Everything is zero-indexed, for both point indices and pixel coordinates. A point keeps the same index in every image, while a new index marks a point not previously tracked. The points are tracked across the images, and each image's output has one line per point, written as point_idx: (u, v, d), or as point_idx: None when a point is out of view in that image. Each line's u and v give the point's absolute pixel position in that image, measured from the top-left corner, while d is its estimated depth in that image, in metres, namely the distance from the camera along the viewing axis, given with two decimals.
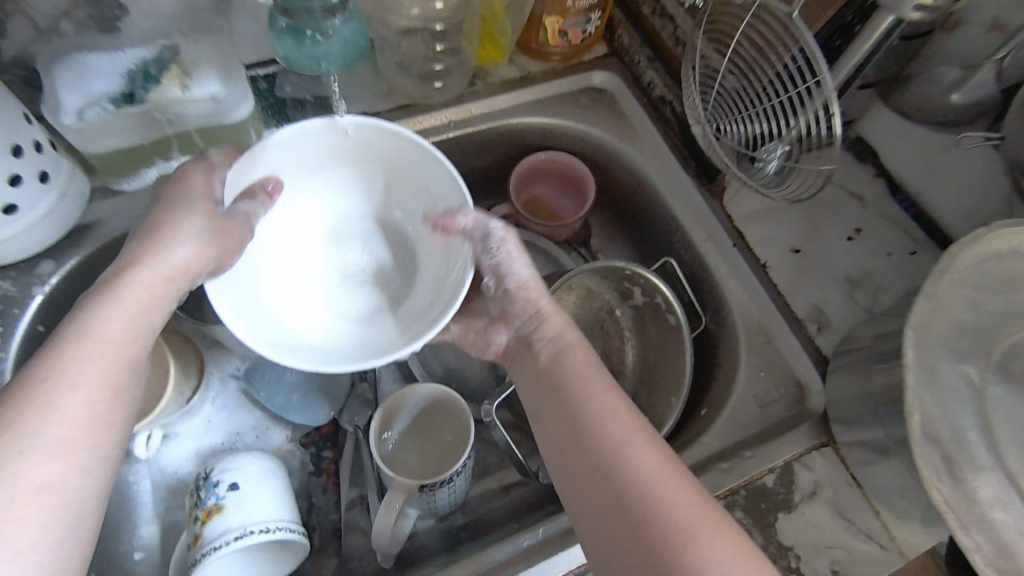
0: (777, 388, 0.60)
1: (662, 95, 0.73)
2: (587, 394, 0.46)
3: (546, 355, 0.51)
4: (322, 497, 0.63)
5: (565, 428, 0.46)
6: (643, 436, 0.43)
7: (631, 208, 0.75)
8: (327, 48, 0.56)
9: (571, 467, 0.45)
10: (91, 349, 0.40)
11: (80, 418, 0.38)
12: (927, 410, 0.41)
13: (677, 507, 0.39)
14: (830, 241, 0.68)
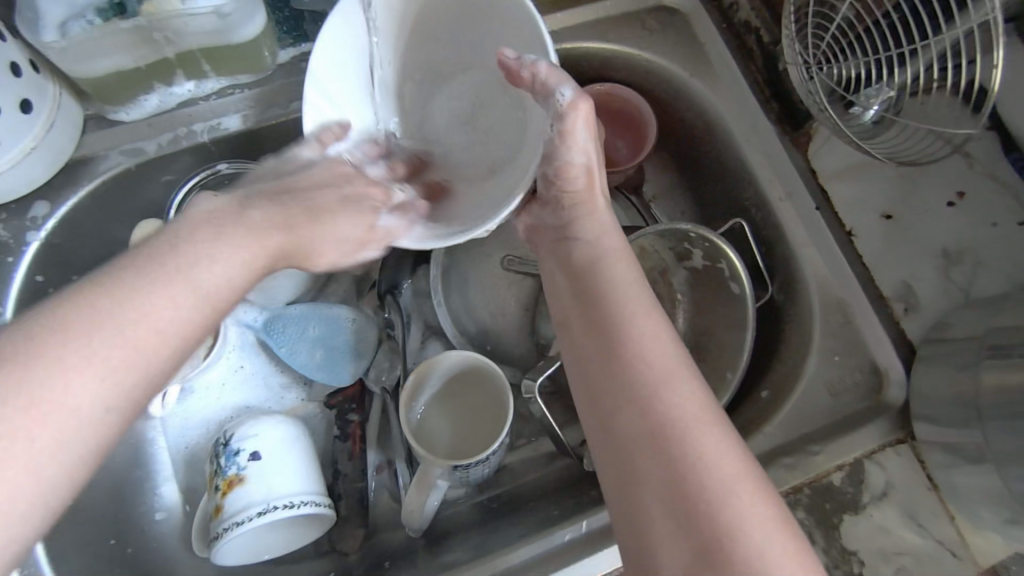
0: (851, 375, 0.54)
1: (746, 19, 0.61)
2: (625, 308, 0.40)
3: (584, 262, 0.45)
4: (348, 463, 0.59)
5: (598, 345, 0.39)
6: (684, 361, 0.37)
7: (695, 153, 0.66)
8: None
9: (596, 388, 0.38)
10: (193, 279, 0.34)
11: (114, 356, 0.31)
12: None
13: (712, 448, 0.33)
14: (928, 205, 0.59)
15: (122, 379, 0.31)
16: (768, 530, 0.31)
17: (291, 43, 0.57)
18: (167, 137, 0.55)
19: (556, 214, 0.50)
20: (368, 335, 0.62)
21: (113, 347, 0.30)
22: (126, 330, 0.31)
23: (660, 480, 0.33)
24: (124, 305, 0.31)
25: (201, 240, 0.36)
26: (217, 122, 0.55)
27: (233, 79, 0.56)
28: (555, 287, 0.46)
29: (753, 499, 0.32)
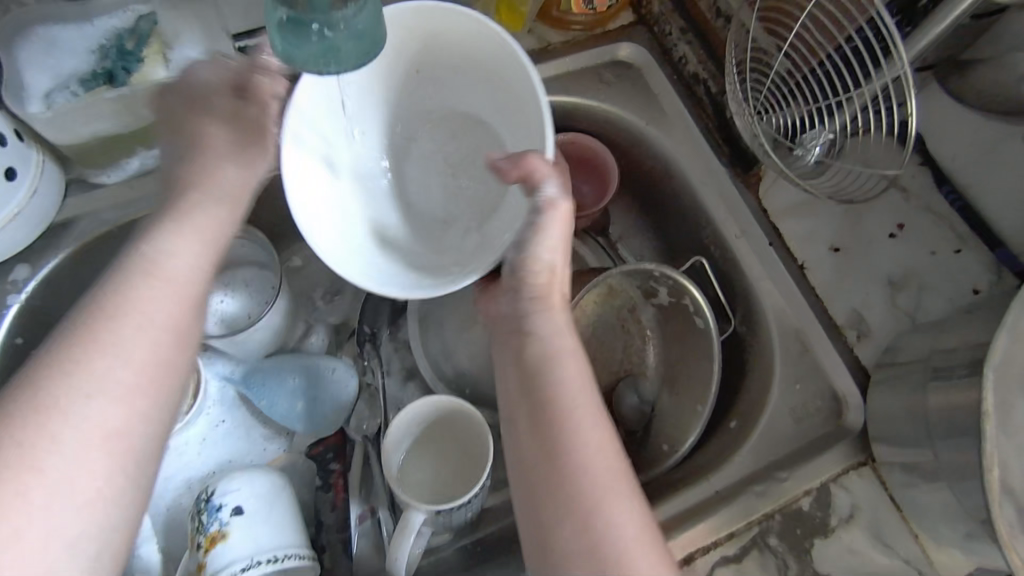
0: (812, 401, 0.57)
1: (695, 71, 0.66)
2: (572, 421, 0.41)
3: (535, 362, 0.43)
4: (330, 514, 0.60)
5: (547, 467, 0.40)
6: (623, 481, 0.40)
7: (656, 198, 0.70)
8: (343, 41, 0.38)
9: (546, 514, 0.39)
10: (177, 268, 0.40)
11: (129, 369, 0.36)
12: (1006, 462, 0.38)
13: (643, 563, 0.37)
14: (871, 239, 0.63)
15: (109, 443, 0.35)
16: None
17: None
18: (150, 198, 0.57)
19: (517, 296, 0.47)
20: (348, 385, 0.63)
21: (62, 467, 0.33)
22: (88, 428, 0.35)
23: None
24: (109, 334, 0.36)
25: (173, 230, 0.41)
26: None
27: None
28: (510, 414, 0.43)
29: None
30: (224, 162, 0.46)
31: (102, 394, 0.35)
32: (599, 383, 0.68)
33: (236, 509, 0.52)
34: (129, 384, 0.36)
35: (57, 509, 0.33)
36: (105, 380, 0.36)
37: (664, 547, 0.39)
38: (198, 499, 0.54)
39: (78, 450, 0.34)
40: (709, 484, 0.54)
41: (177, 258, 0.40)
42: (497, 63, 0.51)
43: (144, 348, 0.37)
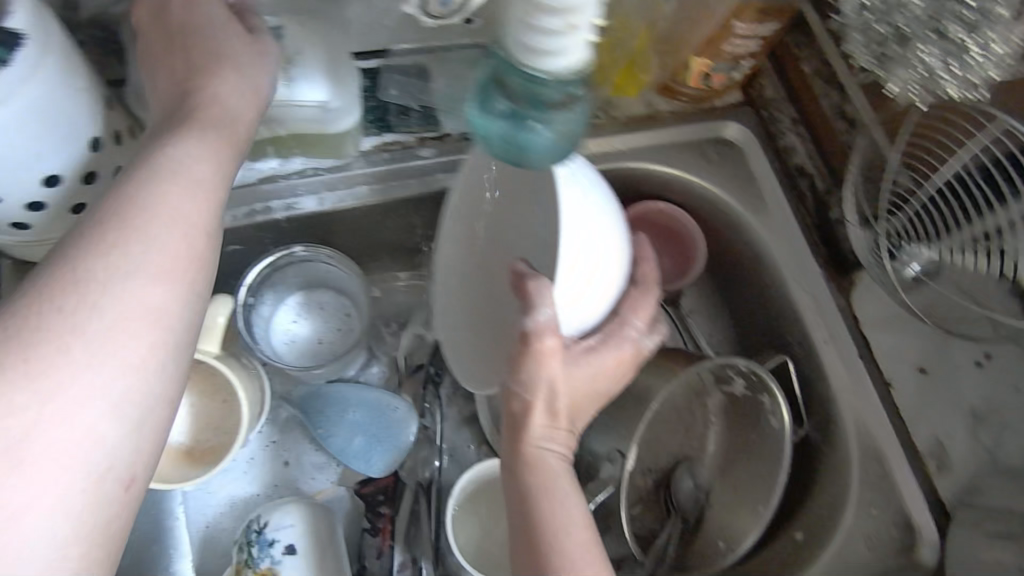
0: (886, 528, 0.55)
1: (802, 165, 0.65)
2: (564, 544, 0.41)
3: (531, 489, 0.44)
4: (375, 561, 0.57)
5: None
6: None
7: (740, 282, 0.69)
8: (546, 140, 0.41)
9: None
10: (181, 202, 0.39)
11: (142, 296, 0.36)
12: None
13: None
14: (958, 365, 0.62)
15: (127, 369, 0.35)
16: None
17: (375, 132, 0.58)
18: (243, 211, 0.54)
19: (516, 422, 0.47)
20: (407, 427, 0.59)
21: (64, 434, 0.33)
22: (88, 406, 0.33)
23: None
24: (109, 264, 0.36)
25: (172, 159, 0.40)
26: (293, 202, 0.55)
27: (322, 162, 0.56)
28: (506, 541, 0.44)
29: None
30: (234, 102, 0.44)
31: (111, 322, 0.35)
32: (656, 463, 0.66)
33: (288, 547, 0.52)
34: (149, 312, 0.36)
35: (80, 438, 0.33)
36: (117, 306, 0.35)
37: None
38: (245, 527, 0.53)
39: (91, 375, 0.34)
40: None
41: (177, 221, 0.38)
42: (598, 216, 0.44)
43: (147, 306, 0.36)
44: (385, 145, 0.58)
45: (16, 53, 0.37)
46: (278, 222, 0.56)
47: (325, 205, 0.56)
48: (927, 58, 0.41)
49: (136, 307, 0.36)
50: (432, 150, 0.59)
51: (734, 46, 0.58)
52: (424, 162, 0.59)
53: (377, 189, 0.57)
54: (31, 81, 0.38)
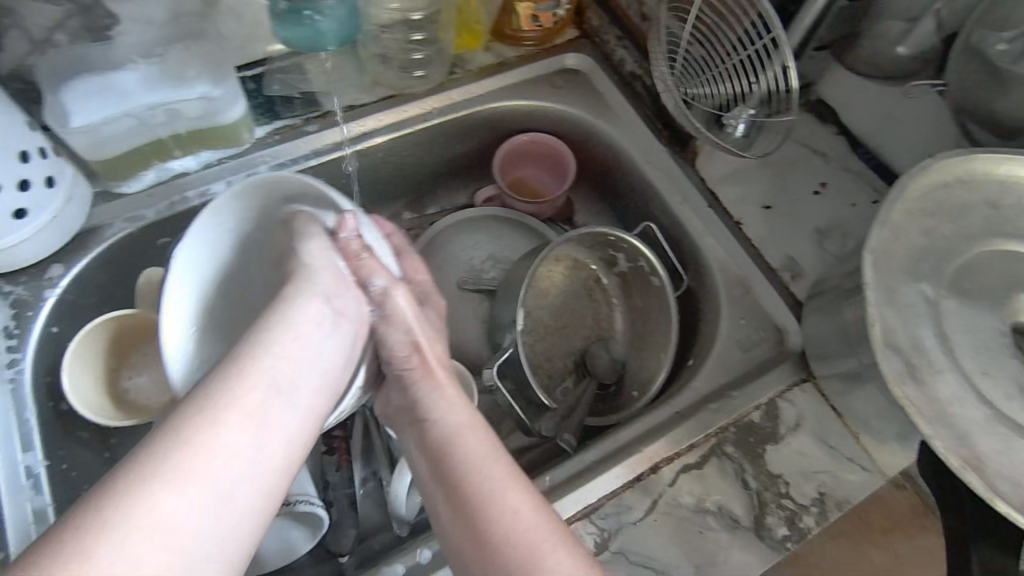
0: (758, 332, 0.65)
1: (632, 70, 0.77)
2: (455, 434, 0.46)
3: (441, 443, 0.46)
4: (336, 473, 0.65)
5: (440, 481, 0.44)
6: (501, 462, 0.44)
7: (611, 180, 0.79)
8: (324, 28, 0.64)
9: (444, 523, 0.43)
10: (325, 361, 0.43)
11: (246, 440, 0.37)
12: (891, 325, 0.47)
13: (511, 520, 0.41)
14: (798, 197, 0.72)
15: (224, 517, 0.35)
16: (559, 544, 0.40)
17: (265, 121, 0.70)
18: (165, 202, 0.65)
19: (405, 394, 0.50)
20: None
21: (200, 473, 0.35)
22: (188, 517, 0.34)
23: (497, 563, 0.40)
24: (237, 394, 0.38)
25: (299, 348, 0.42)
26: (207, 188, 0.66)
27: (225, 152, 0.67)
28: (434, 508, 0.44)
29: (552, 545, 0.40)
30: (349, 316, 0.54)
31: (233, 441, 0.37)
32: (572, 347, 0.74)
33: None
34: (254, 474, 0.37)
35: (179, 528, 0.34)
36: (227, 451, 0.36)
37: (536, 498, 0.42)
38: None
39: (183, 542, 0.34)
40: (671, 407, 0.61)
41: (311, 372, 0.42)
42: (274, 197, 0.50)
43: (257, 431, 0.38)
44: (275, 130, 0.70)
45: None
46: (196, 206, 0.66)
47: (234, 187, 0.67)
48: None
49: (310, 391, 0.41)
50: (315, 126, 0.71)
51: None
52: (311, 135, 0.70)
53: (276, 166, 0.69)
54: None
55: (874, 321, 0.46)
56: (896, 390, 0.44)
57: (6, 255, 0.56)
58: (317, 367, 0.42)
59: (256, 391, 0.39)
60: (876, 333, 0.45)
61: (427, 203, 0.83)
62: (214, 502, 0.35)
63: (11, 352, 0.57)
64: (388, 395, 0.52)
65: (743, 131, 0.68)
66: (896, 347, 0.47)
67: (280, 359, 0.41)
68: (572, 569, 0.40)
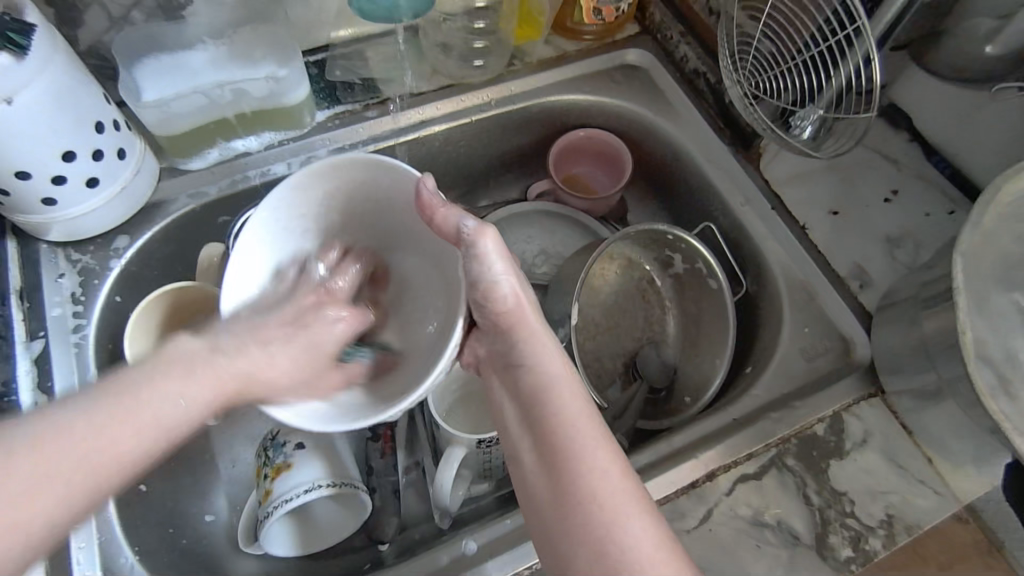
0: (822, 342, 0.62)
1: (695, 68, 0.75)
2: (549, 383, 0.45)
3: (531, 394, 0.45)
4: (380, 460, 0.63)
5: (530, 427, 0.44)
6: (594, 425, 0.43)
7: (668, 180, 0.77)
8: (400, 1, 0.60)
9: (527, 467, 0.43)
10: (154, 403, 0.39)
11: (125, 431, 0.38)
12: (981, 336, 0.44)
13: (597, 479, 0.40)
14: (868, 204, 0.69)
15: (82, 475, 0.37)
16: (641, 513, 0.40)
17: (326, 106, 0.70)
18: (227, 181, 0.65)
19: (498, 342, 0.49)
20: None
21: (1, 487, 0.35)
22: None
23: (571, 519, 0.40)
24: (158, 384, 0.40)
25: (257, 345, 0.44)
26: (267, 168, 0.66)
27: (287, 134, 0.68)
28: (518, 454, 0.44)
29: (633, 513, 0.39)
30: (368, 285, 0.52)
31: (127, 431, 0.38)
32: (622, 348, 0.72)
33: (297, 445, 0.58)
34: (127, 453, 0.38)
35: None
36: (129, 436, 0.38)
37: (623, 465, 0.41)
38: (262, 441, 0.60)
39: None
40: (728, 414, 0.58)
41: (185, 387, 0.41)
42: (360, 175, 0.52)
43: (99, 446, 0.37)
44: (335, 114, 0.70)
45: (30, 37, 0.47)
46: (256, 187, 0.66)
47: (293, 168, 0.67)
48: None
49: (209, 380, 0.41)
50: (375, 112, 0.71)
51: None
52: (370, 121, 0.70)
53: (334, 150, 0.69)
54: (42, 73, 0.48)
55: (963, 331, 0.43)
56: (990, 405, 0.42)
57: (75, 223, 0.58)
58: (201, 383, 0.41)
59: (133, 416, 0.39)
60: (966, 341, 0.43)
61: (478, 196, 0.82)
62: (72, 470, 0.37)
63: (78, 318, 0.59)
64: (475, 346, 0.52)
65: (812, 131, 0.64)
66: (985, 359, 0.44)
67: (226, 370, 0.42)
68: (648, 540, 0.39)
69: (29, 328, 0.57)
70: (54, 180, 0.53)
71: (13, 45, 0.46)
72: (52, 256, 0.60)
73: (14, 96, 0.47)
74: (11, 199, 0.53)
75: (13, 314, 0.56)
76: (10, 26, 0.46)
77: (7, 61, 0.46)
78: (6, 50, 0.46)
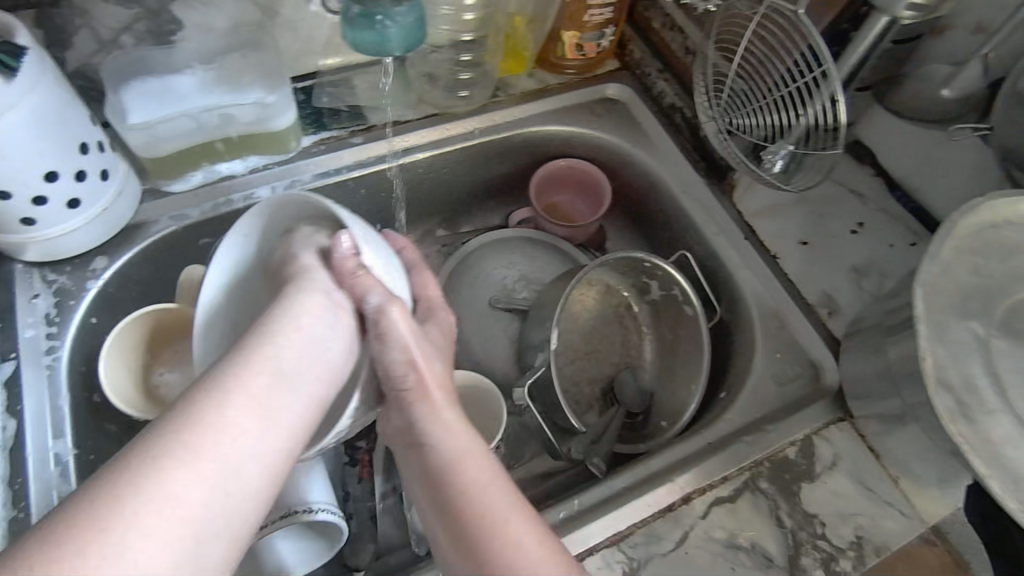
0: (793, 367, 0.64)
1: (672, 102, 0.78)
2: (459, 463, 0.43)
3: (438, 476, 0.43)
4: (357, 485, 0.65)
5: (442, 513, 0.42)
6: (507, 500, 0.42)
7: (646, 209, 0.80)
8: (392, 35, 0.61)
9: (447, 555, 0.42)
10: (243, 449, 0.36)
11: (224, 462, 0.35)
12: (942, 362, 0.46)
13: (517, 556, 0.39)
14: (836, 236, 0.72)
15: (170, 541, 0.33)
16: None
17: (312, 132, 0.71)
18: (210, 204, 0.66)
19: (399, 416, 0.48)
20: None
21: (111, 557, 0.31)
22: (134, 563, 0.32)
23: None
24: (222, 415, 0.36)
25: (277, 394, 0.39)
26: (252, 192, 0.67)
27: (273, 158, 0.69)
28: (436, 539, 0.43)
29: None
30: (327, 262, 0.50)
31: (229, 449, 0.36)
32: (600, 373, 0.74)
33: None
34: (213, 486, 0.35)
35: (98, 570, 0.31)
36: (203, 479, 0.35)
37: (541, 537, 0.40)
38: None
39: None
40: (703, 437, 0.60)
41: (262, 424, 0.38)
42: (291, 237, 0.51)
43: (198, 494, 0.34)
44: (321, 140, 0.71)
45: (22, 59, 0.48)
46: (240, 209, 0.67)
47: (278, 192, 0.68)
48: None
49: (272, 434, 0.38)
50: (360, 139, 0.72)
51: (595, 13, 0.72)
52: (356, 147, 0.72)
53: (319, 174, 0.70)
54: (32, 93, 0.48)
55: (924, 357, 0.45)
56: (949, 426, 0.44)
57: (55, 243, 0.58)
58: (252, 450, 0.37)
59: (238, 427, 0.37)
60: (927, 368, 0.46)
61: (461, 222, 0.83)
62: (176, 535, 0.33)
63: (52, 338, 0.58)
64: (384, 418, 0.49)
65: (782, 166, 0.67)
66: (946, 384, 0.47)
67: (283, 353, 0.41)
68: None
69: (2, 348, 0.56)
70: (37, 200, 0.53)
71: (4, 66, 0.47)
72: (26, 276, 0.59)
73: (1, 115, 0.47)
74: None
75: None
76: (3, 49, 0.47)
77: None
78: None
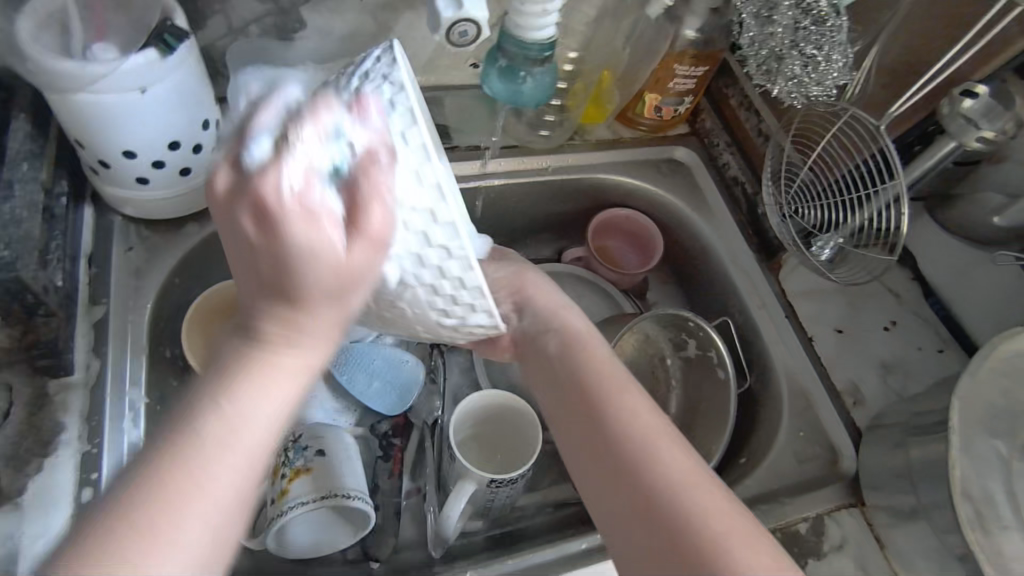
0: (813, 447, 0.67)
1: (735, 175, 0.83)
2: (605, 385, 0.46)
3: (586, 392, 0.46)
4: (387, 480, 0.67)
5: (590, 427, 0.44)
6: (667, 431, 0.43)
7: (693, 270, 0.84)
8: (526, 90, 0.66)
9: (593, 470, 0.43)
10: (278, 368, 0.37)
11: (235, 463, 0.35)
12: (968, 474, 0.50)
13: (673, 477, 0.41)
14: (869, 330, 0.76)
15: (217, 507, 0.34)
16: (727, 521, 0.39)
17: None
18: None
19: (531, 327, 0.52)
20: (418, 373, 0.71)
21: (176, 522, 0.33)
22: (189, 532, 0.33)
23: (647, 518, 0.40)
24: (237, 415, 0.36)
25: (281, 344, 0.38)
26: None
27: None
28: (568, 438, 0.45)
29: (715, 510, 0.39)
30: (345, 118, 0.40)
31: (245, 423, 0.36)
32: None
33: (317, 451, 0.60)
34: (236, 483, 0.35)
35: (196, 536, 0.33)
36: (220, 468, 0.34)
37: (695, 463, 0.42)
38: (282, 443, 0.62)
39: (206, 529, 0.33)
40: None
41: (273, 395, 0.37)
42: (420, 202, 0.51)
43: (253, 432, 0.36)
44: None
45: (181, 41, 0.52)
46: None
47: None
48: (794, 70, 0.64)
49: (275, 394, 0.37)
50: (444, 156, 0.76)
51: (678, 83, 0.76)
52: None
53: None
54: (178, 71, 0.52)
55: (954, 467, 0.49)
56: (968, 534, 0.47)
57: (155, 205, 0.61)
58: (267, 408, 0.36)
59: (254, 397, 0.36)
60: (955, 478, 0.49)
61: (515, 248, 0.87)
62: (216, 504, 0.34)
63: (136, 291, 0.61)
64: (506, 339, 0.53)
65: (829, 255, 0.72)
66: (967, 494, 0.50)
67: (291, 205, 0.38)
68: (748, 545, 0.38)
69: (88, 293, 0.59)
70: (153, 164, 0.57)
71: (164, 44, 0.51)
72: (125, 229, 0.63)
73: (148, 86, 0.51)
74: (108, 173, 0.57)
75: (80, 276, 0.59)
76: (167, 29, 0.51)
77: (155, 57, 0.50)
78: (156, 47, 0.50)
